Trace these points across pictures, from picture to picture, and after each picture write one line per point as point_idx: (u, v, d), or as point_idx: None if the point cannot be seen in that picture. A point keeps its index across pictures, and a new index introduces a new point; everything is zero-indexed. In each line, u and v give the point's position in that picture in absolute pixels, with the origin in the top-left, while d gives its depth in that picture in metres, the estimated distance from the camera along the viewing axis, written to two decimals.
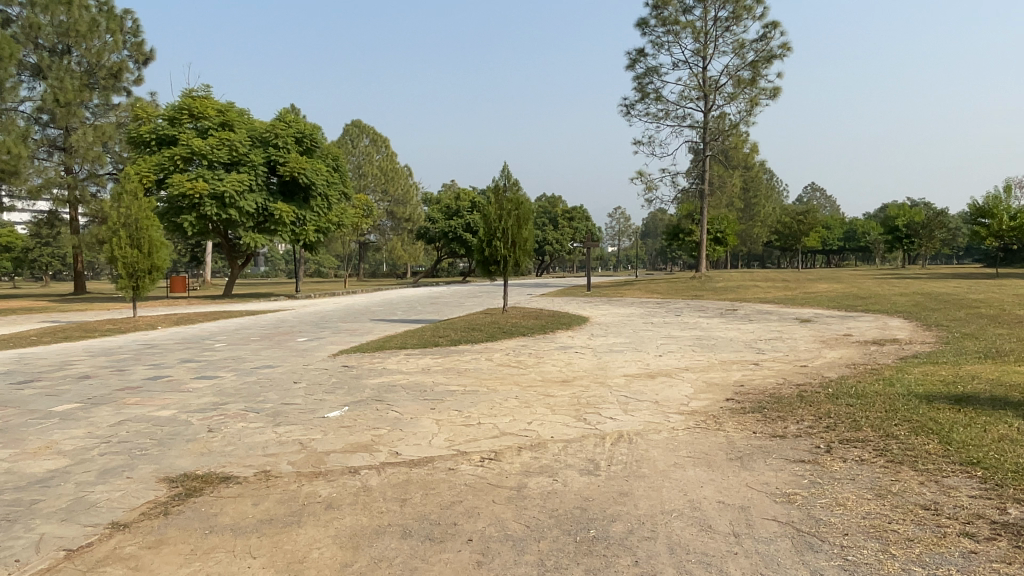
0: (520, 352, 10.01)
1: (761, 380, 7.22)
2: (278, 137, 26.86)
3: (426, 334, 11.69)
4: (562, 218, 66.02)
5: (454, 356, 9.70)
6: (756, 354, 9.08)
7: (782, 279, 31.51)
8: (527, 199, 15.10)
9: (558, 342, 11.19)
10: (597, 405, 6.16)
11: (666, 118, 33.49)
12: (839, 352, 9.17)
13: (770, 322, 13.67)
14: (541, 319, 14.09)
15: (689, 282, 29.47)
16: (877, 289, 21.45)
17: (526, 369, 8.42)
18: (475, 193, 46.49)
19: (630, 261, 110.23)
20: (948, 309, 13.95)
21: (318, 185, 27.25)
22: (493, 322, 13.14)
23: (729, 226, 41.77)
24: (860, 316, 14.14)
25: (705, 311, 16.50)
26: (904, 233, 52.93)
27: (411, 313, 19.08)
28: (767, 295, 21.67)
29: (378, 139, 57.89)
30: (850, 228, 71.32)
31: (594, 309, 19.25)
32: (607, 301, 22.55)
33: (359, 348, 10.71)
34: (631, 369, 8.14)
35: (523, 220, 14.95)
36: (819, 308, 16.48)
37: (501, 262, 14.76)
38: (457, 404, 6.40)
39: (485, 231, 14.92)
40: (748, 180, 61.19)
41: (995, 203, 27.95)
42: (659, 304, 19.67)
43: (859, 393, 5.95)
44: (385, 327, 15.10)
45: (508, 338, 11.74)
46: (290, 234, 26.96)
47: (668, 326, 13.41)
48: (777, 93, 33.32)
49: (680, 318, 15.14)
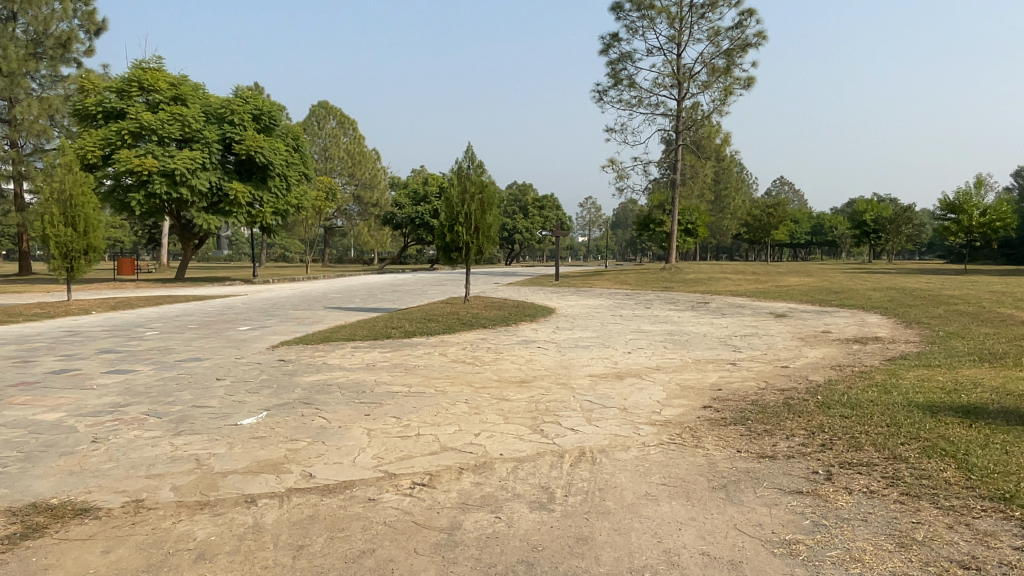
0: (477, 347, 9.19)
1: (741, 383, 6.48)
2: (234, 113, 25.54)
3: (378, 325, 10.81)
4: (533, 206, 65.08)
5: (405, 350, 8.83)
6: (732, 352, 8.38)
7: (752, 272, 31.15)
8: (492, 182, 14.22)
9: (520, 335, 10.38)
10: (556, 413, 5.37)
11: (639, 106, 32.80)
12: (820, 351, 8.52)
13: (744, 316, 13.04)
14: (504, 310, 13.29)
15: (659, 273, 28.92)
16: (849, 283, 21.07)
17: (482, 366, 7.61)
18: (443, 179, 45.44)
19: (600, 252, 110.09)
20: (926, 305, 13.46)
21: (276, 165, 26.05)
22: (453, 313, 12.31)
23: (700, 217, 41.39)
24: (835, 311, 13.58)
25: (677, 304, 15.84)
26: (871, 228, 53.08)
27: (371, 301, 18.15)
28: (738, 288, 21.19)
29: (346, 121, 56.42)
30: (818, 222, 71.73)
31: (561, 299, 18.50)
32: (575, 291, 21.84)
33: (302, 339, 9.77)
34: (598, 368, 7.38)
35: (488, 204, 14.08)
36: (792, 302, 15.95)
37: (464, 248, 13.90)
38: (397, 408, 5.55)
39: (448, 215, 14.04)
40: (719, 171, 60.99)
41: (966, 199, 27.73)
42: (629, 295, 19.03)
43: (853, 403, 5.23)
44: (338, 315, 14.17)
45: (467, 330, 10.91)
46: (245, 215, 25.73)
47: (637, 320, 12.70)
48: (752, 83, 32.81)
49: (651, 310, 14.47)
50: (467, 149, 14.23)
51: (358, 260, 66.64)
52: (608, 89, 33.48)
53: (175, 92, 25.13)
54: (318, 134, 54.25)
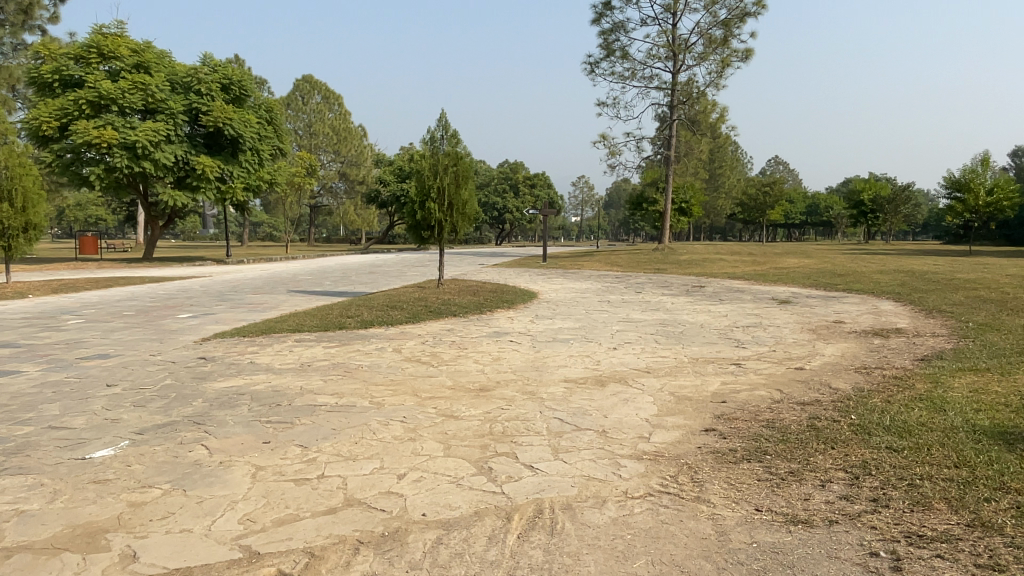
0: (441, 340, 7.94)
1: (750, 393, 5.25)
2: (201, 82, 23.99)
3: (332, 313, 9.56)
4: (523, 184, 62.89)
5: (354, 345, 7.56)
6: (735, 349, 7.15)
7: (748, 253, 29.93)
8: (468, 154, 12.90)
9: (492, 326, 9.14)
10: (515, 438, 4.13)
11: (633, 79, 31.38)
12: (836, 347, 7.31)
13: (744, 302, 11.85)
14: (481, 295, 12.04)
15: (652, 254, 27.74)
16: (853, 265, 19.92)
17: (438, 367, 6.37)
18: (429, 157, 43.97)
19: (593, 232, 108.69)
20: (942, 291, 12.26)
21: (247, 137, 24.52)
22: (423, 299, 11.05)
23: (695, 196, 40.14)
24: (843, 297, 12.39)
25: (670, 288, 14.63)
26: (869, 208, 51.89)
27: (341, 283, 16.79)
28: (734, 270, 20.02)
29: (330, 95, 54.69)
30: (813, 202, 70.62)
31: (547, 282, 17.24)
32: (562, 273, 20.57)
33: (240, 331, 8.49)
34: (577, 370, 6.14)
35: (464, 179, 12.75)
36: (793, 286, 14.77)
37: (437, 226, 12.56)
38: (313, 432, 4.31)
39: (418, 190, 12.70)
40: (713, 150, 59.59)
41: (972, 176, 26.49)
42: (619, 278, 17.81)
43: (901, 428, 4.00)
44: (299, 300, 12.88)
45: (434, 319, 9.64)
46: (214, 192, 24.28)
47: (627, 306, 11.48)
48: (749, 55, 31.39)
49: (641, 295, 13.26)
50: (439, 117, 12.86)
51: (345, 239, 65.12)
52: (600, 62, 32.03)
53: (137, 59, 23.43)
54: (301, 110, 52.54)
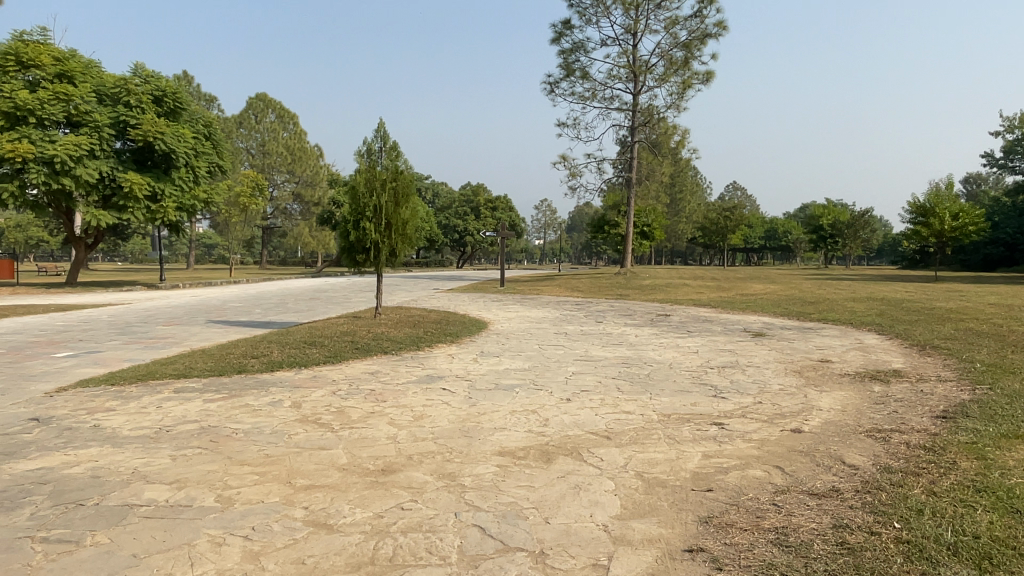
0: (356, 389, 6.46)
1: (743, 473, 3.92)
2: (131, 94, 22.22)
3: (235, 352, 8.02)
4: (484, 207, 61.57)
5: (244, 398, 6.04)
6: (716, 401, 5.81)
7: (711, 278, 29.10)
8: (409, 169, 11.51)
9: (426, 367, 7.67)
10: (403, 574, 2.69)
11: (593, 99, 30.54)
12: (834, 397, 6.04)
13: (715, 335, 10.62)
14: (421, 327, 10.57)
15: (614, 279, 26.60)
16: (823, 292, 18.99)
17: (337, 430, 4.90)
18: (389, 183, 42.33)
19: (556, 255, 107.99)
20: (928, 323, 11.23)
21: (181, 152, 22.79)
22: (352, 332, 9.56)
23: (657, 219, 39.49)
24: (821, 329, 11.28)
25: (634, 318, 13.35)
26: (829, 232, 51.91)
27: (272, 312, 15.17)
28: (700, 297, 18.94)
29: (285, 114, 53.07)
30: (772, 227, 70.92)
31: (502, 310, 15.86)
32: (519, 300, 19.22)
33: (110, 378, 6.92)
34: (518, 436, 4.73)
35: (405, 196, 11.31)
36: (765, 315, 13.69)
37: (373, 249, 11.07)
38: (98, 564, 2.82)
39: (353, 208, 11.20)
40: (675, 174, 59.31)
41: (937, 201, 26.11)
42: (579, 306, 16.54)
43: (980, 555, 2.70)
44: (213, 333, 11.25)
45: (359, 358, 8.13)
46: (143, 212, 22.43)
47: (586, 340, 10.13)
48: (711, 77, 30.81)
49: (602, 326, 11.94)
50: (377, 127, 11.42)
51: (301, 262, 63.00)
52: (559, 81, 31.12)
53: (59, 67, 21.50)
54: (254, 129, 50.64)
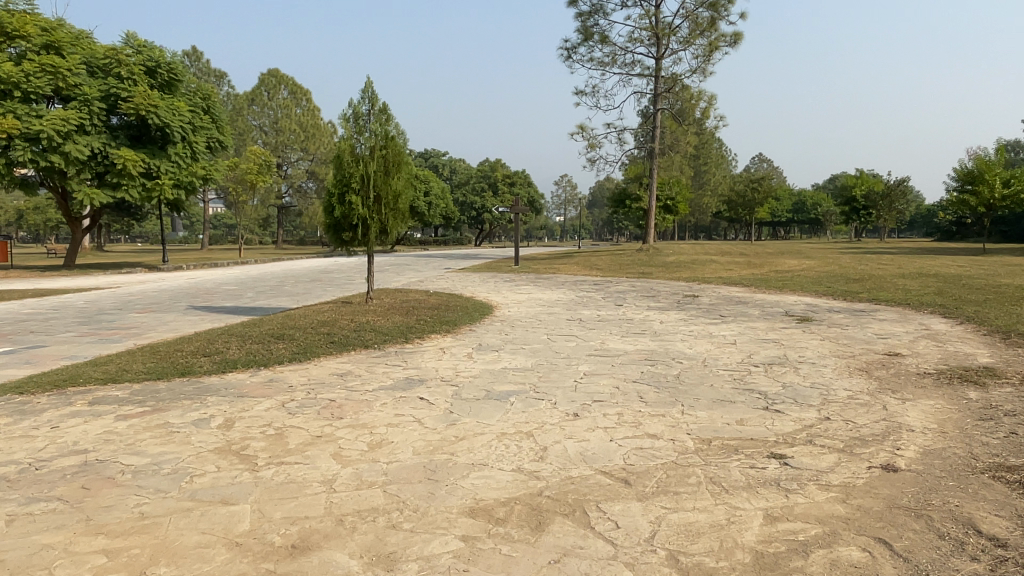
0: (311, 398, 5.17)
1: (833, 557, 2.57)
2: (122, 65, 20.96)
3: (187, 349, 6.79)
4: (503, 183, 59.87)
5: (165, 415, 4.78)
6: (768, 419, 4.44)
7: (740, 253, 27.59)
8: (401, 135, 10.13)
9: (408, 366, 6.37)
10: None
11: (613, 65, 28.81)
12: (924, 410, 4.63)
13: (752, 321, 9.18)
14: (413, 314, 9.26)
15: (637, 256, 25.09)
16: (865, 268, 17.36)
17: (259, 469, 3.63)
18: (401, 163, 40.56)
19: (577, 231, 106.21)
20: (1001, 304, 9.71)
21: (175, 126, 21.60)
22: (332, 321, 8.27)
23: (681, 192, 37.78)
24: (874, 312, 9.84)
25: (658, 300, 11.94)
26: (861, 204, 49.70)
27: (264, 296, 13.99)
28: (729, 274, 17.44)
29: (298, 90, 51.79)
30: (800, 198, 68.46)
31: (512, 292, 14.50)
32: (533, 280, 17.81)
33: (23, 384, 5.73)
34: (502, 479, 3.40)
35: (396, 165, 9.96)
36: (806, 295, 12.22)
37: (361, 226, 9.72)
38: None
39: (337, 180, 9.84)
40: (698, 146, 57.18)
41: (987, 167, 24.19)
42: (597, 286, 15.17)
43: None
44: (186, 323, 10.07)
45: (332, 355, 6.87)
46: (139, 189, 21.30)
47: (603, 328, 8.76)
48: (739, 39, 28.83)
49: (622, 311, 10.54)
50: (364, 87, 10.07)
51: (317, 242, 61.98)
52: (577, 47, 29.41)
53: (46, 37, 20.27)
54: (267, 106, 49.43)
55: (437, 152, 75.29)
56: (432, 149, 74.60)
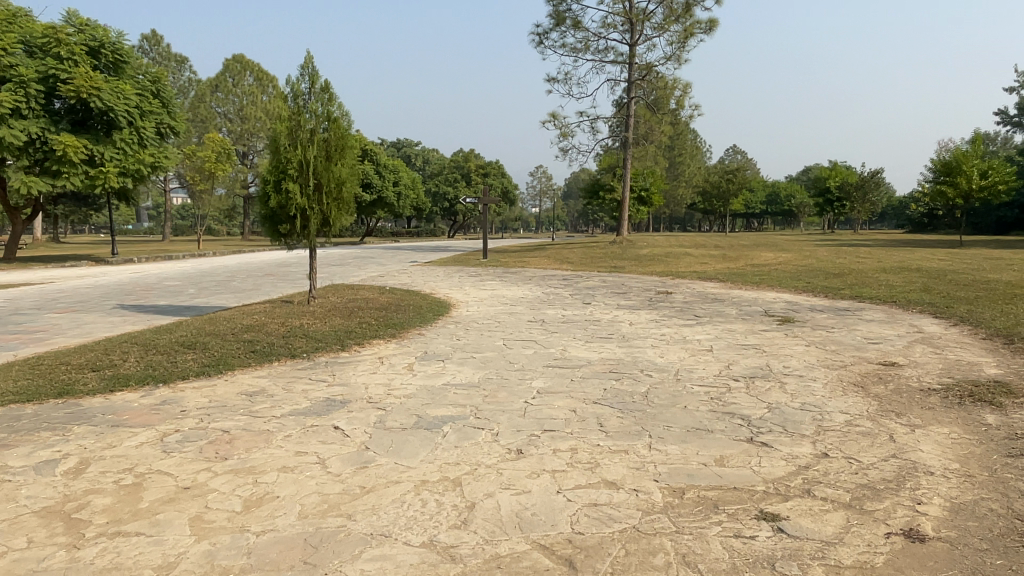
0: (200, 429, 4.24)
1: None
2: (62, 44, 19.49)
3: (76, 362, 5.81)
4: (476, 173, 58.78)
5: (8, 454, 3.84)
6: (754, 456, 3.60)
7: (714, 246, 26.98)
8: (346, 117, 9.14)
9: (334, 382, 5.45)
10: None
11: (586, 52, 27.93)
12: (939, 441, 3.83)
13: (730, 322, 8.39)
14: (356, 315, 8.31)
15: (610, 248, 24.32)
16: (844, 262, 16.75)
17: (80, 547, 2.71)
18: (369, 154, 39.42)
19: (552, 223, 105.62)
20: (995, 302, 9.07)
21: (120, 110, 20.22)
22: (259, 324, 7.31)
23: (655, 183, 37.15)
24: (859, 312, 9.13)
25: (628, 298, 11.11)
26: (835, 196, 49.53)
27: (206, 293, 12.92)
28: (704, 268, 16.73)
29: (264, 76, 50.14)
30: (773, 189, 68.39)
31: (475, 288, 13.59)
32: (500, 274, 16.91)
33: None
34: (403, 561, 2.52)
35: (339, 151, 9.00)
36: (785, 292, 11.51)
37: (299, 216, 8.71)
38: None
39: (273, 166, 8.82)
40: (674, 136, 56.62)
41: (964, 158, 23.82)
42: (566, 282, 14.35)
43: None
44: (104, 325, 9.04)
45: (249, 367, 5.93)
46: (81, 177, 19.93)
47: (566, 331, 7.92)
48: (714, 26, 28.09)
49: (589, 310, 9.70)
50: (304, 65, 9.08)
51: None
52: (548, 32, 28.46)
53: None
54: (231, 92, 47.59)
55: (410, 142, 73.86)
56: (405, 139, 73.20)
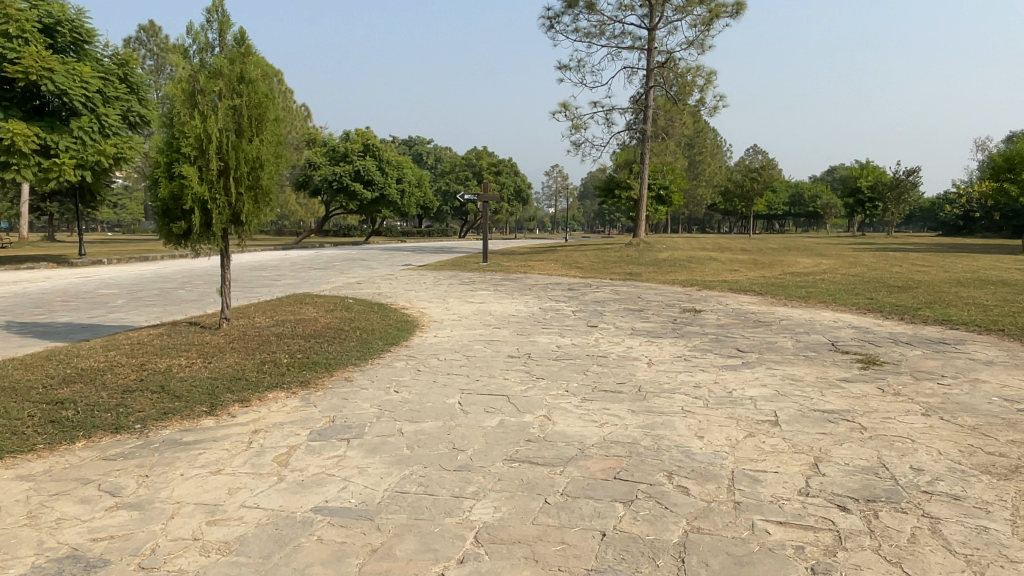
0: None
1: None
2: (11, 19, 17.19)
3: None
4: (487, 171, 56.17)
5: None
6: None
7: (740, 249, 24.39)
8: (267, 79, 6.85)
9: (126, 501, 3.09)
10: None
11: (601, 36, 25.47)
12: None
13: (789, 364, 5.93)
14: (266, 347, 5.94)
15: (626, 251, 21.87)
16: (901, 271, 14.13)
17: None
18: (369, 151, 36.88)
19: (568, 224, 102.92)
20: None
21: (76, 94, 18.01)
22: (100, 370, 4.99)
23: (675, 181, 34.56)
24: (968, 348, 6.61)
25: (646, 319, 8.64)
26: (867, 196, 46.64)
27: (132, 306, 10.61)
28: (735, 277, 14.20)
29: None
30: (798, 189, 65.39)
31: (459, 301, 11.20)
32: (495, 283, 14.49)
33: None
34: None
35: (255, 123, 6.67)
36: (848, 313, 9.00)
37: (195, 210, 6.37)
38: None
39: (164, 142, 6.49)
40: (694, 134, 53.73)
41: None
42: (571, 294, 11.94)
43: None
44: None
45: (16, 461, 3.59)
46: (32, 169, 17.68)
47: (557, 376, 5.51)
48: (741, 9, 25.51)
49: (593, 339, 7.28)
50: (212, 8, 6.77)
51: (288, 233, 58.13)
52: (559, 16, 26.02)
53: None
54: None
55: (422, 139, 71.65)
56: (416, 137, 71.13)
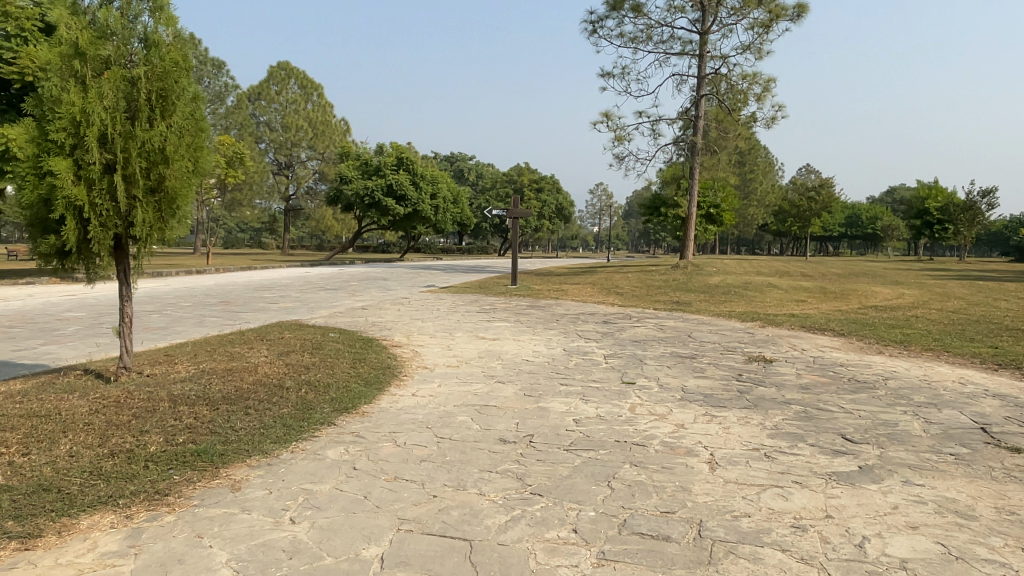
0: None
1: None
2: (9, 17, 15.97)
3: None
4: (528, 189, 53.67)
5: None
6: None
7: (801, 275, 21.87)
8: (182, 46, 5.04)
9: None
10: None
11: (648, 41, 23.41)
12: None
13: (940, 474, 3.73)
14: (135, 423, 4.02)
15: (672, 274, 19.57)
16: (1011, 308, 11.59)
17: None
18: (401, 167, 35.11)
19: (611, 244, 100.32)
20: None
21: None
22: None
23: (728, 199, 32.06)
24: None
25: (701, 374, 6.46)
26: (935, 218, 43.16)
27: (76, 335, 8.88)
28: (806, 311, 11.84)
29: (310, 83, 41.64)
30: (856, 211, 61.71)
31: (467, 337, 9.18)
32: (518, 311, 12.45)
33: None
34: None
35: (160, 102, 4.84)
36: (977, 372, 6.66)
37: (68, 220, 4.52)
38: None
39: (34, 125, 4.67)
40: (745, 150, 50.98)
41: None
42: (608, 329, 9.80)
43: None
44: None
45: None
46: None
47: (567, 490, 3.42)
48: (803, 11, 23.03)
49: (628, 409, 5.16)
50: None
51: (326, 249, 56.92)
52: (603, 19, 24.02)
53: None
54: (275, 100, 39.94)
55: (463, 156, 70.10)
56: (458, 153, 69.80)
